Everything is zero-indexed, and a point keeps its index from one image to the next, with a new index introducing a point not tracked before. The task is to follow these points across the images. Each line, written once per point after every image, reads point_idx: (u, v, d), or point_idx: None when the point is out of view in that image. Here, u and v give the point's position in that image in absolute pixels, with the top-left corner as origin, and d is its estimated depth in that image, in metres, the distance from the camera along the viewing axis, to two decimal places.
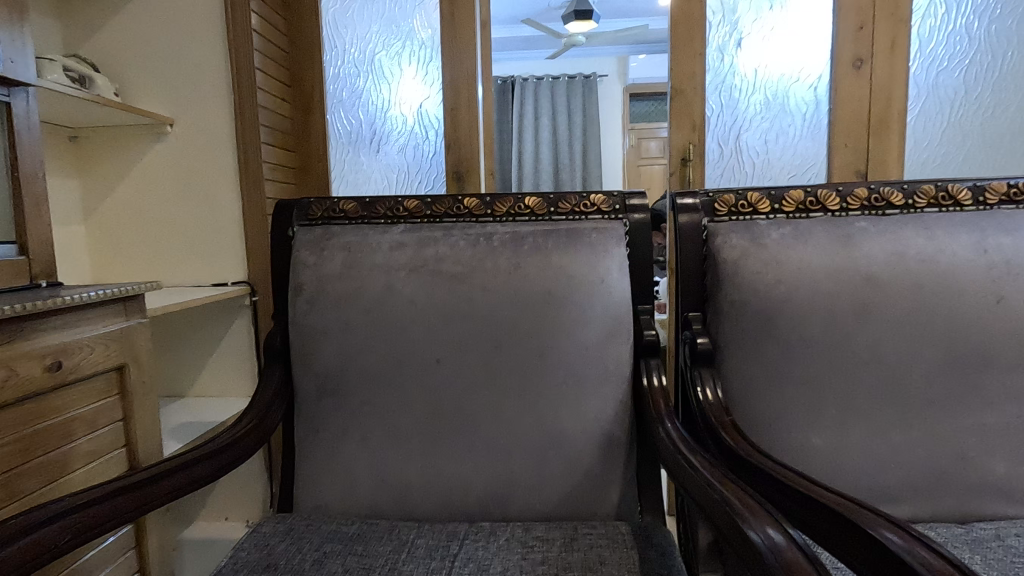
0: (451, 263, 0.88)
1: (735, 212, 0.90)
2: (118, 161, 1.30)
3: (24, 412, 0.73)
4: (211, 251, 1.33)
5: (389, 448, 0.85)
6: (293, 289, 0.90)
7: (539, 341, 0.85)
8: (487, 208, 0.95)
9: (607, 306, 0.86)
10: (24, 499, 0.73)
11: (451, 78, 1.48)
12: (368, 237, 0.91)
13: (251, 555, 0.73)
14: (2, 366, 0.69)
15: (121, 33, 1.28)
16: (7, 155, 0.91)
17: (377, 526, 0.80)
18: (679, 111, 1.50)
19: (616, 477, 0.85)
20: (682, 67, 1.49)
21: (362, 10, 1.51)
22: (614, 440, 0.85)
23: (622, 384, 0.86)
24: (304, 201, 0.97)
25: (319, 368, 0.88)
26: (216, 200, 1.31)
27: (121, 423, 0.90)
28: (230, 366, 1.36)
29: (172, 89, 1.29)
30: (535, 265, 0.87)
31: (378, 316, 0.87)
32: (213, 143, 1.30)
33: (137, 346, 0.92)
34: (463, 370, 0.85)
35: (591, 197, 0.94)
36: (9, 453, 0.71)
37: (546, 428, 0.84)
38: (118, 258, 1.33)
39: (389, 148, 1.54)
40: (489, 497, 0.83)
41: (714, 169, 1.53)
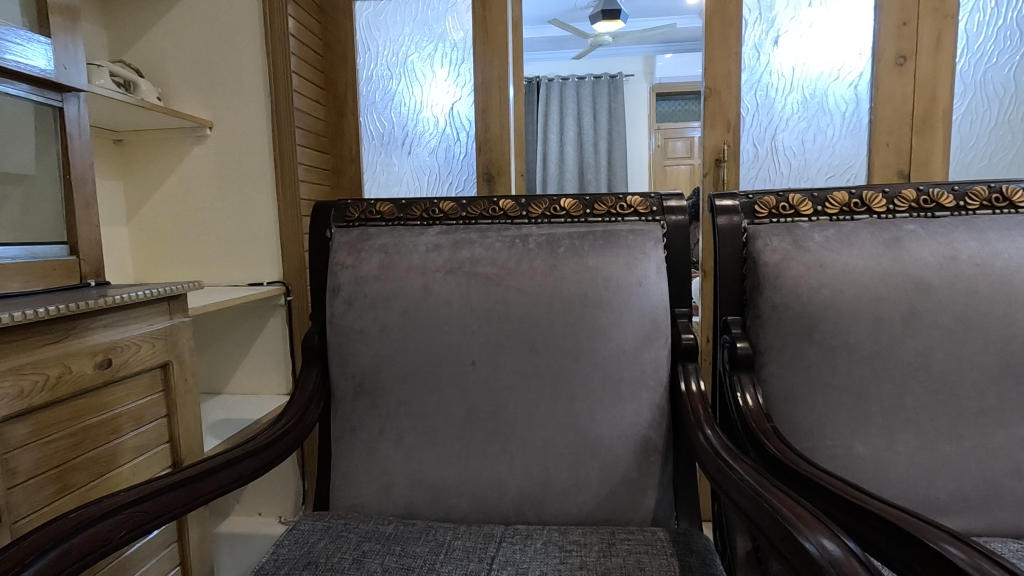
0: (487, 265, 0.88)
1: (776, 214, 0.88)
2: (160, 163, 1.34)
3: (76, 407, 0.76)
4: (247, 252, 1.36)
5: (426, 448, 0.86)
6: (331, 290, 0.91)
7: (575, 344, 0.85)
8: (523, 210, 0.95)
9: (644, 308, 0.86)
10: (75, 492, 0.75)
11: (483, 79, 1.48)
12: (405, 239, 0.92)
13: (291, 552, 0.74)
14: (57, 362, 0.72)
15: (163, 39, 1.32)
16: (59, 159, 0.94)
17: (414, 526, 0.81)
18: (713, 111, 1.48)
19: (653, 483, 0.84)
20: (717, 67, 1.47)
21: (395, 13, 1.52)
22: (651, 444, 0.84)
23: (659, 388, 0.85)
24: (342, 203, 0.98)
25: (356, 368, 0.89)
26: (253, 202, 1.34)
27: (164, 419, 0.92)
28: (266, 364, 1.39)
29: (213, 93, 1.32)
30: (572, 267, 0.87)
31: (414, 317, 0.87)
32: (251, 146, 1.32)
33: (180, 344, 0.95)
34: (499, 372, 0.85)
35: (628, 199, 0.93)
36: (62, 447, 0.74)
37: (582, 431, 0.84)
38: (160, 258, 1.37)
39: (421, 150, 1.55)
40: (524, 500, 0.83)
41: (749, 170, 1.51)
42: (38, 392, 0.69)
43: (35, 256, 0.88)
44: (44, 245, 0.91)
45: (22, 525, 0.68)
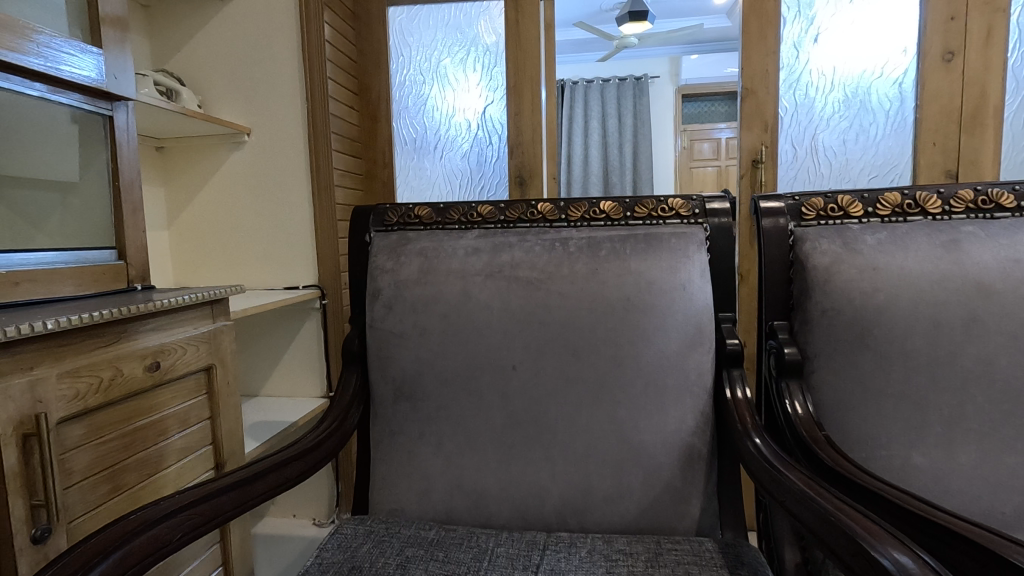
0: (528, 269, 0.87)
1: (824, 216, 0.85)
2: (200, 170, 1.37)
3: (127, 409, 0.77)
4: (284, 256, 1.37)
5: (466, 453, 0.85)
6: (371, 294, 0.92)
7: (617, 349, 0.84)
8: (561, 213, 0.94)
9: (688, 312, 0.84)
10: (125, 494, 0.76)
11: (515, 82, 1.49)
12: (444, 243, 0.92)
13: (335, 557, 0.74)
14: (109, 365, 0.73)
15: (204, 48, 1.34)
16: (109, 166, 0.96)
17: (455, 531, 0.80)
18: (751, 111, 1.45)
19: (697, 491, 0.82)
20: (754, 66, 1.44)
21: (427, 18, 1.53)
22: (695, 452, 0.82)
23: (703, 394, 0.83)
24: (381, 207, 0.99)
25: (396, 372, 0.89)
26: (289, 206, 1.36)
27: (208, 421, 0.94)
28: (301, 367, 1.41)
29: (251, 99, 1.35)
30: (613, 270, 0.86)
31: (454, 321, 0.87)
32: (287, 151, 1.34)
33: (223, 347, 0.96)
34: (540, 377, 0.84)
35: (670, 201, 0.92)
36: (114, 448, 0.75)
37: (624, 438, 0.82)
38: (200, 263, 1.40)
39: (453, 154, 1.56)
40: (565, 507, 0.82)
41: (787, 171, 1.48)
42: (93, 394, 0.71)
43: (85, 261, 0.90)
44: (95, 250, 0.93)
45: (76, 525, 0.69)
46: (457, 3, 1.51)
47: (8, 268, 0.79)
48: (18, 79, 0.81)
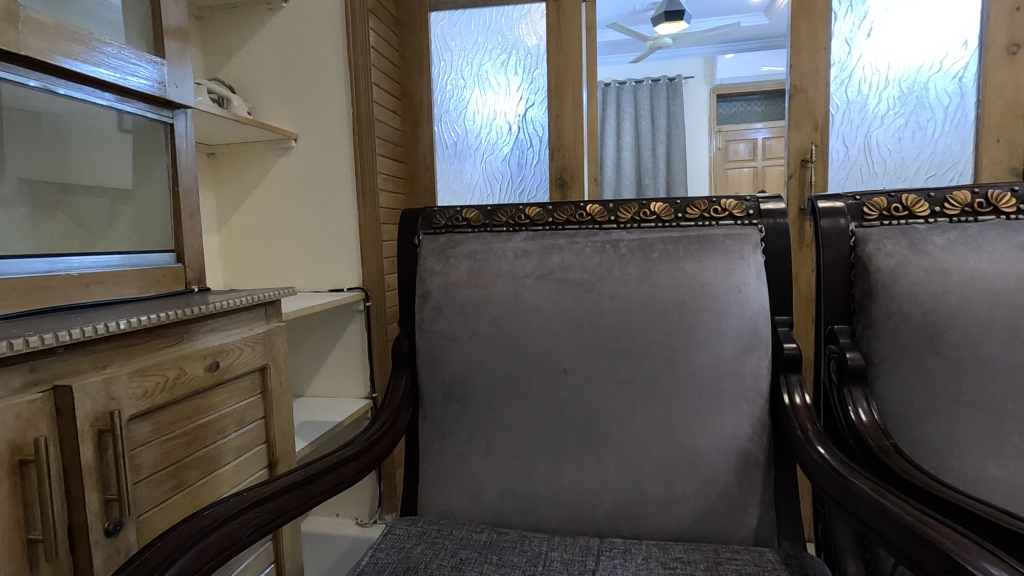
0: (578, 271, 0.87)
1: (888, 216, 0.82)
2: (250, 175, 1.40)
3: (189, 408, 0.79)
4: (329, 258, 1.40)
5: (517, 456, 0.85)
6: (420, 296, 0.92)
7: (671, 353, 0.82)
8: (611, 215, 0.93)
9: (744, 316, 0.82)
10: (187, 490, 0.78)
11: (557, 84, 1.49)
12: (493, 245, 0.92)
13: (389, 557, 0.74)
14: (174, 365, 0.75)
15: (253, 57, 1.38)
16: (169, 172, 1.00)
17: (507, 534, 0.80)
18: (800, 110, 1.43)
19: (754, 500, 0.80)
20: (803, 64, 1.42)
21: (468, 22, 1.54)
22: (752, 459, 0.80)
23: (760, 400, 0.81)
24: (429, 210, 1.00)
25: (446, 374, 0.89)
26: (335, 209, 1.38)
27: (262, 421, 0.95)
28: (346, 368, 1.43)
29: (298, 106, 1.38)
30: (666, 272, 0.84)
31: (505, 323, 0.87)
32: (333, 155, 1.37)
33: (276, 348, 0.98)
34: (592, 380, 0.84)
35: (722, 202, 0.90)
36: (177, 446, 0.77)
37: (678, 444, 0.81)
38: (248, 266, 1.43)
39: (494, 158, 1.56)
40: (618, 513, 0.81)
41: (838, 170, 1.45)
42: (159, 393, 0.73)
43: (146, 264, 0.93)
44: (155, 254, 0.97)
45: (144, 519, 0.71)
46: (498, 6, 1.52)
47: (78, 270, 0.82)
48: (90, 90, 0.85)
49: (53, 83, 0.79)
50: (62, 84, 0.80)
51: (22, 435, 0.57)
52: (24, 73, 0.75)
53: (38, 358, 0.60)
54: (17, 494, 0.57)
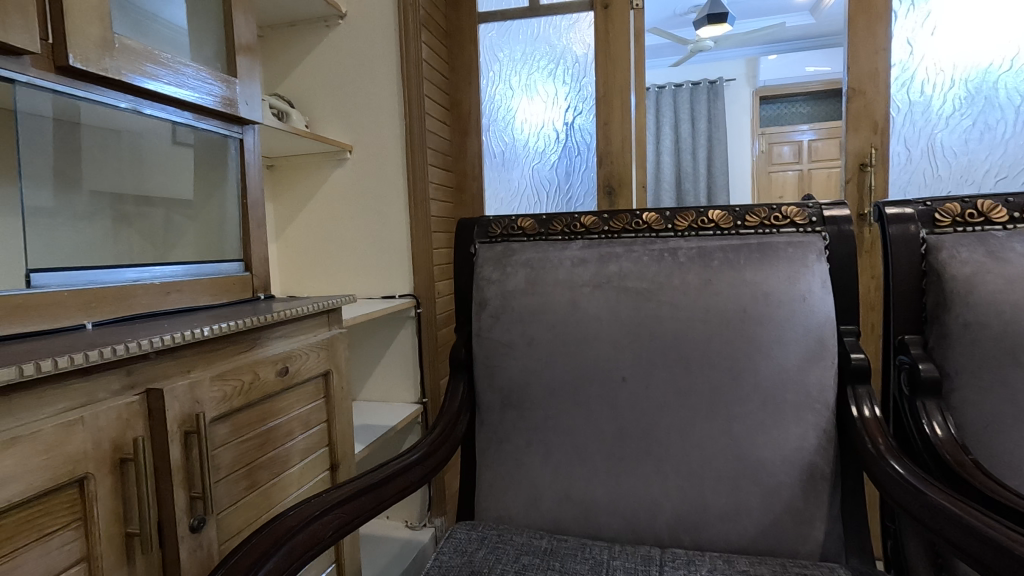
0: (637, 279, 0.87)
1: (962, 222, 0.80)
2: (306, 186, 1.45)
3: (261, 411, 0.83)
4: (382, 266, 1.44)
5: (576, 464, 0.85)
6: (478, 304, 0.94)
7: (733, 362, 0.81)
8: (668, 223, 0.93)
9: (809, 325, 0.80)
10: (259, 490, 0.82)
11: (605, 92, 1.50)
12: (550, 254, 0.93)
13: (453, 560, 0.76)
14: (249, 370, 0.79)
15: (311, 72, 1.43)
16: (238, 185, 1.05)
17: (567, 542, 0.80)
18: (858, 113, 1.40)
19: (821, 514, 0.78)
20: (862, 65, 1.39)
21: (516, 33, 1.56)
22: (818, 472, 0.79)
23: (826, 411, 0.79)
24: (484, 219, 1.01)
25: (504, 381, 0.90)
26: (387, 218, 1.42)
27: (326, 424, 0.98)
28: (397, 373, 1.46)
29: (353, 119, 1.42)
30: (727, 280, 0.84)
31: (563, 331, 0.88)
32: (386, 165, 1.41)
33: (338, 354, 1.02)
34: (651, 389, 0.83)
35: (784, 209, 0.88)
36: (250, 447, 0.80)
37: (741, 454, 0.80)
38: (305, 274, 1.48)
39: (542, 166, 1.58)
40: (678, 523, 0.81)
41: (900, 174, 1.42)
42: (237, 396, 0.77)
43: (219, 274, 0.98)
44: (225, 263, 1.01)
45: (222, 516, 0.75)
46: (547, 16, 1.53)
47: (161, 279, 0.87)
48: (172, 109, 0.90)
49: (140, 104, 0.85)
50: (148, 104, 0.86)
51: (122, 435, 0.61)
52: (118, 95, 0.81)
53: (133, 362, 0.64)
54: (118, 489, 0.61)
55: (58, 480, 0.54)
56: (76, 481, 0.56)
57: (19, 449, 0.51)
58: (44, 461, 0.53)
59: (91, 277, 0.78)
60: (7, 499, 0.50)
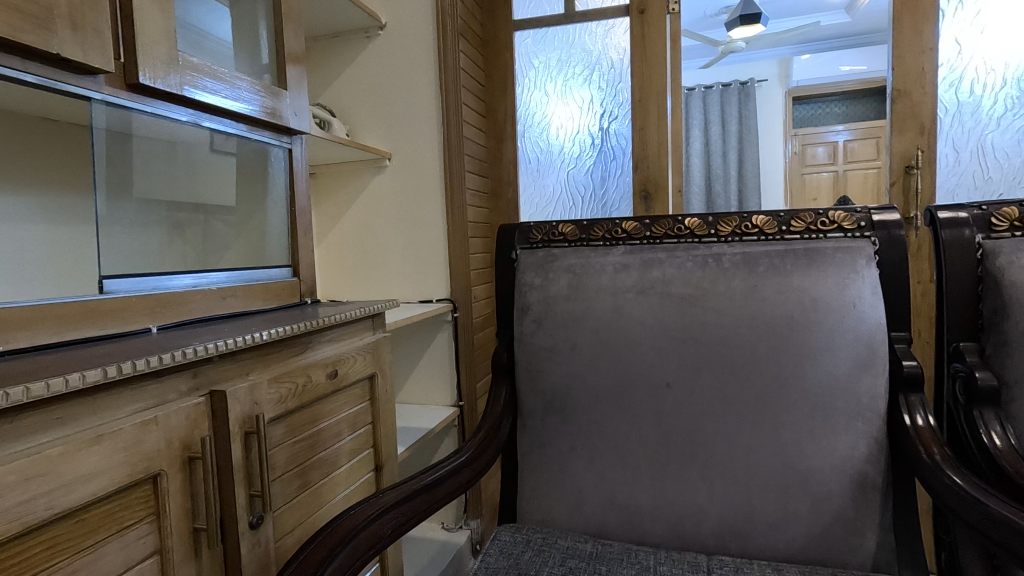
0: (680, 285, 0.87)
1: (1020, 227, 0.77)
2: (346, 193, 1.49)
3: (312, 413, 0.85)
4: (420, 271, 1.47)
5: (619, 469, 0.85)
6: (520, 310, 0.95)
7: (780, 368, 0.81)
8: (710, 228, 0.92)
9: (859, 332, 0.79)
10: (311, 489, 0.84)
11: (641, 96, 1.50)
12: (592, 259, 0.94)
13: (499, 562, 0.77)
14: (303, 373, 0.82)
15: (351, 81, 1.47)
16: (286, 193, 1.09)
17: (612, 546, 0.81)
18: (903, 115, 1.38)
19: (872, 524, 0.77)
20: (908, 66, 1.37)
21: (552, 39, 1.57)
22: (869, 481, 0.77)
23: (877, 419, 0.78)
24: (525, 225, 1.03)
25: (547, 386, 0.91)
26: (425, 223, 1.45)
27: (371, 425, 1.01)
28: (434, 376, 1.49)
29: (392, 126, 1.45)
30: (773, 286, 0.83)
31: (606, 337, 0.88)
32: (424, 172, 1.44)
33: (383, 358, 1.04)
34: (695, 395, 0.83)
35: (831, 214, 0.87)
36: (302, 448, 0.83)
37: (789, 462, 0.79)
38: (345, 278, 1.52)
39: (577, 171, 1.59)
40: (724, 530, 0.80)
41: (949, 176, 1.38)
42: (292, 398, 0.79)
43: (268, 280, 1.02)
44: (273, 269, 1.05)
45: (278, 515, 0.77)
46: (583, 22, 1.54)
47: (218, 284, 0.91)
48: (229, 122, 0.94)
49: (201, 118, 0.89)
50: (207, 117, 0.90)
51: (190, 435, 0.64)
52: (179, 110, 0.84)
53: (199, 366, 0.67)
54: (187, 486, 0.64)
55: (135, 477, 0.57)
56: (150, 478, 0.59)
57: (103, 447, 0.54)
58: (124, 458, 0.56)
59: (154, 283, 0.82)
60: (92, 494, 0.53)
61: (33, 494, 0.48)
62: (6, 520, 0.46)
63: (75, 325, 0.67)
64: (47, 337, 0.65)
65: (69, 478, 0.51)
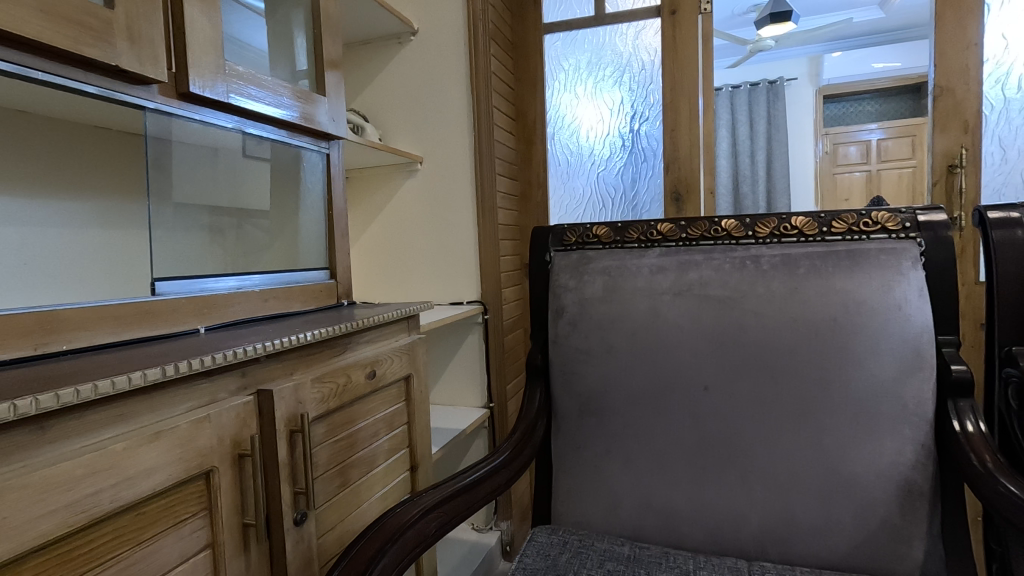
0: (718, 287, 0.87)
1: None
2: (379, 197, 1.51)
3: (352, 413, 0.86)
4: (451, 273, 1.48)
5: (656, 472, 0.85)
6: (555, 312, 0.96)
7: (822, 372, 0.79)
8: (748, 230, 0.91)
9: (905, 335, 0.78)
10: (350, 488, 0.86)
11: (672, 97, 1.49)
12: (627, 262, 0.94)
13: (537, 563, 0.77)
14: (343, 373, 0.84)
15: (383, 86, 1.49)
16: (324, 198, 1.11)
17: (650, 549, 0.80)
18: (946, 112, 1.34)
19: (920, 532, 0.75)
20: (950, 62, 1.33)
21: (582, 42, 1.57)
22: (916, 488, 0.75)
23: (925, 425, 0.76)
24: (559, 227, 1.03)
25: (582, 388, 0.91)
26: (457, 226, 1.46)
27: (407, 426, 1.02)
28: (465, 377, 1.50)
29: (424, 131, 1.47)
30: (815, 289, 0.82)
31: (642, 339, 0.88)
32: (455, 175, 1.45)
33: (417, 358, 1.05)
34: (734, 399, 0.83)
35: (874, 215, 0.85)
36: (343, 447, 0.84)
37: (832, 468, 0.77)
38: (378, 281, 1.54)
39: (607, 173, 1.58)
40: (764, 535, 0.79)
41: (994, 175, 1.34)
42: (333, 397, 0.81)
43: (308, 282, 1.04)
44: (312, 272, 1.07)
45: (319, 512, 0.79)
46: (612, 24, 1.54)
47: (260, 287, 0.93)
48: (272, 129, 0.97)
49: (245, 125, 0.92)
50: (251, 124, 0.93)
51: (240, 433, 0.66)
52: (224, 116, 0.87)
53: (247, 366, 0.69)
54: (237, 482, 0.66)
55: (190, 473, 0.59)
56: (203, 474, 0.61)
57: (161, 443, 0.56)
58: (180, 454, 0.58)
59: (201, 286, 0.85)
60: (152, 488, 0.55)
61: (99, 487, 0.50)
62: (75, 512, 0.48)
63: (130, 326, 0.70)
64: (106, 337, 0.67)
65: (130, 472, 0.53)
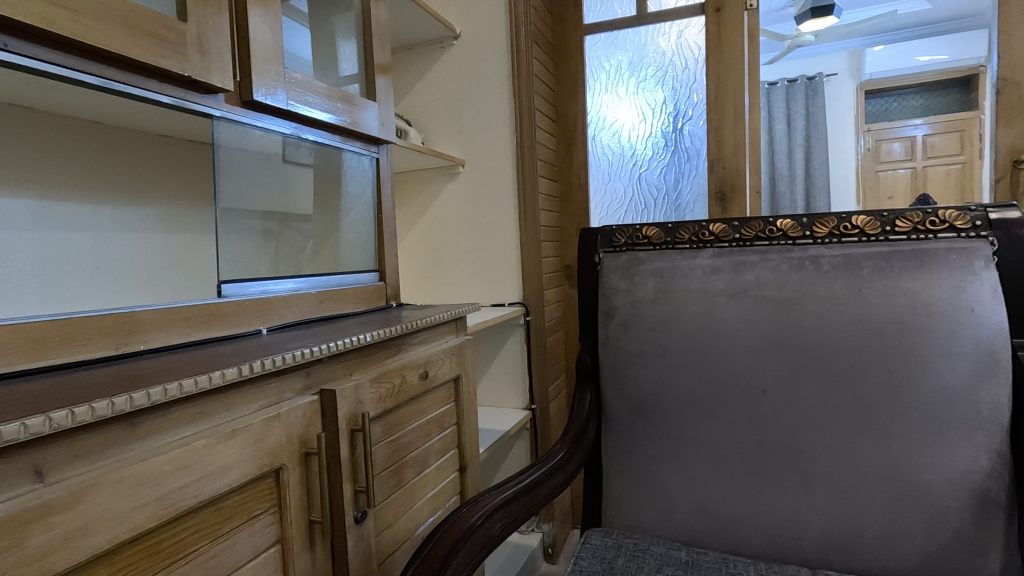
0: (775, 289, 0.85)
1: None
2: (421, 199, 1.53)
3: (406, 413, 0.88)
4: (493, 275, 1.49)
5: (712, 476, 0.83)
6: (605, 313, 0.95)
7: (888, 376, 0.77)
8: (805, 230, 0.89)
9: (977, 339, 0.75)
10: (406, 487, 0.87)
11: (716, 96, 1.47)
12: (679, 262, 0.93)
13: (594, 566, 0.77)
14: (398, 374, 0.85)
15: (426, 90, 1.51)
16: (374, 201, 1.14)
17: (707, 555, 0.79)
18: (1009, 106, 1.29)
19: (996, 543, 0.71)
20: (1014, 54, 1.28)
21: (623, 41, 1.56)
22: (992, 497, 0.72)
23: (1000, 431, 0.73)
24: (608, 228, 1.02)
25: (634, 391, 0.90)
26: (499, 228, 1.47)
27: (456, 426, 1.03)
28: (507, 379, 1.51)
29: (466, 133, 1.49)
30: (879, 290, 0.80)
31: (696, 341, 0.87)
32: (498, 177, 1.46)
33: (466, 359, 1.06)
34: (794, 402, 0.81)
35: (940, 213, 0.83)
36: (398, 446, 0.85)
37: (900, 475, 0.75)
38: (421, 283, 1.56)
39: (650, 173, 1.57)
40: (827, 543, 0.77)
41: None
42: (390, 397, 0.82)
43: (359, 284, 1.06)
44: (363, 274, 1.09)
45: (378, 510, 0.80)
46: (654, 23, 1.53)
47: (316, 289, 0.96)
48: (326, 134, 0.99)
49: (302, 131, 0.94)
50: (307, 130, 0.95)
51: (306, 431, 0.68)
52: (283, 122, 0.89)
53: (311, 366, 0.71)
54: (303, 479, 0.67)
55: (261, 470, 0.61)
56: (273, 472, 0.63)
57: (237, 441, 0.58)
58: (253, 452, 0.60)
59: (263, 288, 0.87)
60: (228, 484, 0.57)
61: (183, 482, 0.52)
62: (164, 505, 0.50)
63: (200, 326, 0.72)
64: (178, 337, 0.70)
65: (210, 468, 0.55)
